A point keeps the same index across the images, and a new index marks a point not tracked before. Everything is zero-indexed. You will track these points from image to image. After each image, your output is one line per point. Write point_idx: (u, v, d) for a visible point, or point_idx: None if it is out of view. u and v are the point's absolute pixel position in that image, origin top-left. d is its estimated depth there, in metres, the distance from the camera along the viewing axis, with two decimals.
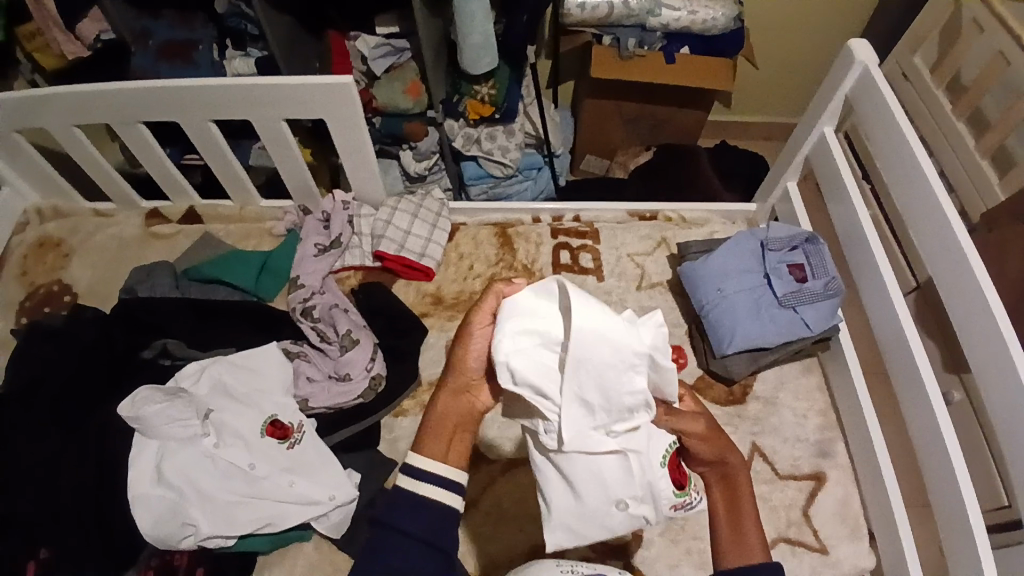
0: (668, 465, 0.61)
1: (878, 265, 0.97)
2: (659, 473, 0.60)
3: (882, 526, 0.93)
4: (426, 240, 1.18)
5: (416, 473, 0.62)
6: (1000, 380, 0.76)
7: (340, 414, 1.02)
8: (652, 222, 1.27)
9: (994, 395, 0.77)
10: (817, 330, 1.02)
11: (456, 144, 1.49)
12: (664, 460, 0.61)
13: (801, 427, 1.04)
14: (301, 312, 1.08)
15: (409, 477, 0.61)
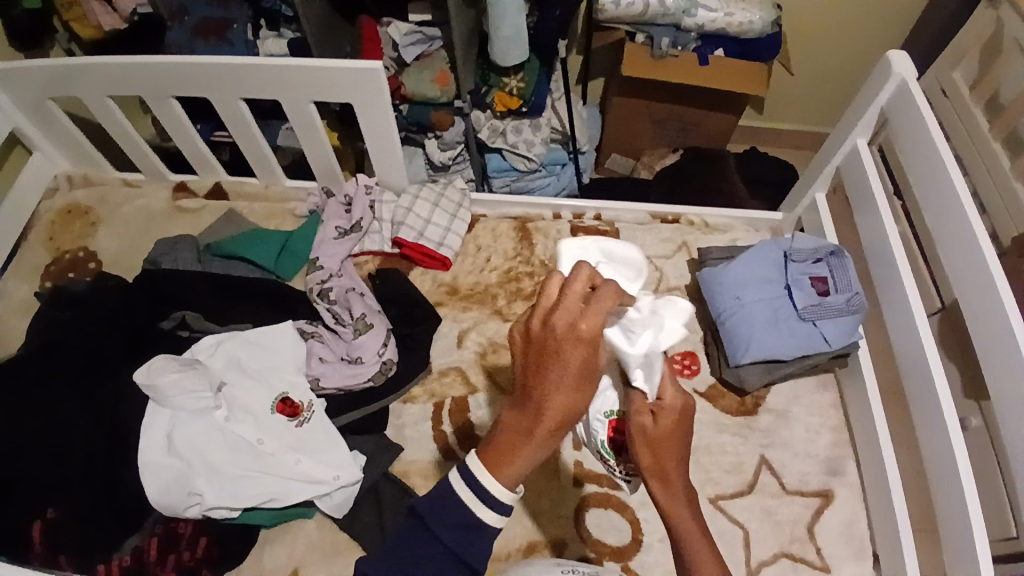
0: None
1: (903, 283, 0.94)
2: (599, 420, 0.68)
3: (888, 550, 0.91)
4: (445, 230, 1.18)
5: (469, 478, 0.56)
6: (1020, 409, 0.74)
7: (350, 397, 1.03)
8: (673, 225, 1.26)
9: (1012, 425, 0.75)
10: (836, 345, 1.00)
11: (482, 136, 1.48)
12: None
13: (812, 443, 1.03)
14: (318, 293, 1.09)
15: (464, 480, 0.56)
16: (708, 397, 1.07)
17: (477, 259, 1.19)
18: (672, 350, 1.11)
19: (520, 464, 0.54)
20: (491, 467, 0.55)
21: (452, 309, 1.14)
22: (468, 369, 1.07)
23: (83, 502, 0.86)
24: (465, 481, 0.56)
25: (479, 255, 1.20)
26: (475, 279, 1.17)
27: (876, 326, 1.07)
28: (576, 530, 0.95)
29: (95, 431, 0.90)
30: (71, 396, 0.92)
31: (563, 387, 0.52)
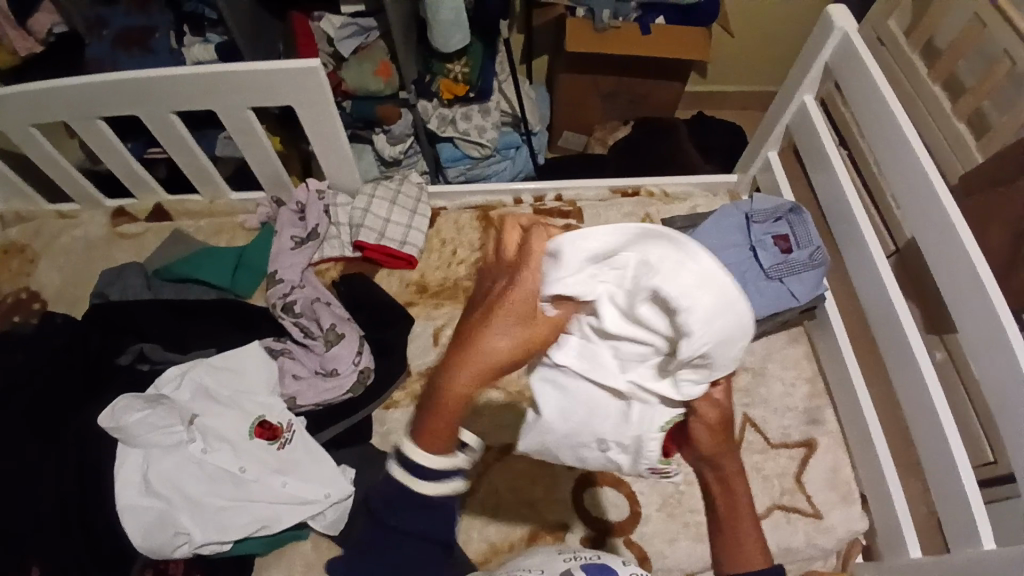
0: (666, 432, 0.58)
1: (864, 232, 0.97)
2: (654, 434, 0.57)
3: (873, 489, 0.95)
4: (407, 227, 1.15)
5: (410, 467, 0.55)
6: (985, 339, 0.78)
7: (327, 411, 1.00)
8: (634, 198, 1.27)
9: (983, 356, 0.78)
10: (804, 299, 1.02)
11: (431, 126, 1.44)
12: (664, 426, 0.57)
13: (790, 395, 1.06)
14: (282, 308, 1.05)
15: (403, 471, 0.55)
16: None
17: (443, 254, 1.17)
18: None
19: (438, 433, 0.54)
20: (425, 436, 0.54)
21: (424, 307, 1.12)
22: None
23: (61, 559, 0.80)
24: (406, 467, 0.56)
25: (444, 249, 1.18)
26: (444, 275, 1.15)
27: (838, 277, 1.10)
28: (575, 511, 0.96)
29: (63, 480, 0.85)
30: (31, 448, 0.85)
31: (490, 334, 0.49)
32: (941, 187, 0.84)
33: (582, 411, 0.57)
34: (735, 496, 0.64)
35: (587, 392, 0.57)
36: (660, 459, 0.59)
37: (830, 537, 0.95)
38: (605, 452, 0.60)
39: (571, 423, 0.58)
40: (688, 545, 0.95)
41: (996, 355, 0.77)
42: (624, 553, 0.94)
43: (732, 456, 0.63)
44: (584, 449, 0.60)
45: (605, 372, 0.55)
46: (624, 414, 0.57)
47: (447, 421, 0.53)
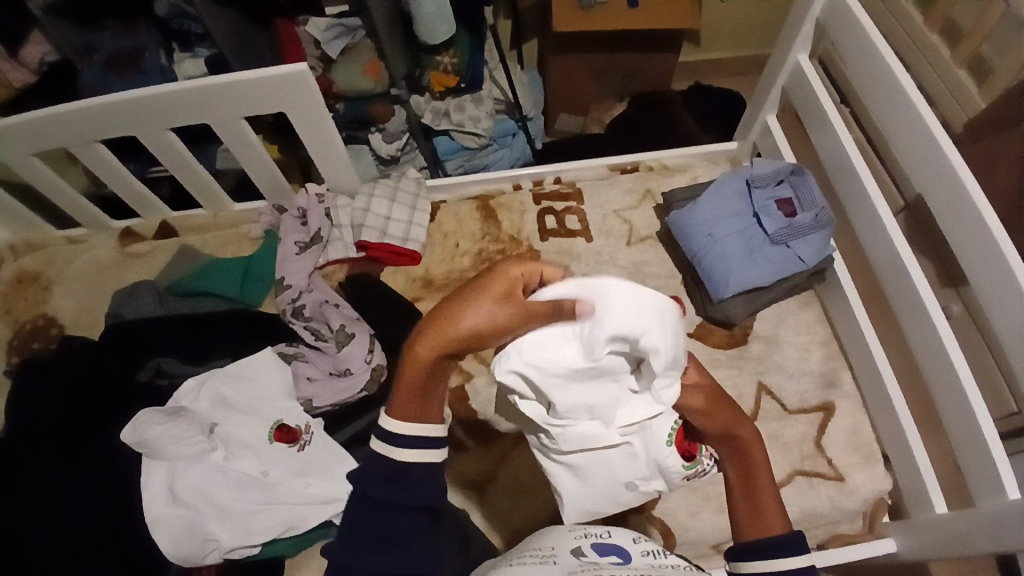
0: (676, 442, 0.56)
1: (867, 189, 0.95)
2: (665, 451, 0.56)
3: (895, 449, 0.94)
4: (408, 223, 1.16)
5: (390, 438, 0.53)
6: (997, 287, 0.77)
7: (346, 409, 0.99)
8: (634, 174, 1.26)
9: (996, 303, 0.77)
10: (812, 263, 1.01)
11: (425, 120, 1.46)
12: (670, 439, 0.56)
13: (805, 360, 1.04)
14: (291, 313, 1.07)
15: (380, 441, 0.53)
16: (698, 337, 1.07)
17: (446, 247, 1.18)
18: None
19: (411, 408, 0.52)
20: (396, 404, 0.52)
21: (431, 302, 1.12)
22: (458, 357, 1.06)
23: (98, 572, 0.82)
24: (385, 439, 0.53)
25: (447, 242, 1.18)
26: (448, 267, 1.16)
27: (845, 237, 1.09)
28: None
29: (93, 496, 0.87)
30: (61, 468, 0.88)
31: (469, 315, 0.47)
32: (941, 136, 0.82)
33: (597, 473, 0.58)
34: (755, 467, 0.56)
35: (589, 460, 0.58)
36: (685, 465, 0.57)
37: (854, 499, 0.95)
38: (638, 489, 0.59)
39: (594, 485, 0.59)
40: (711, 516, 0.95)
41: (1011, 302, 0.75)
42: (647, 528, 0.94)
43: (749, 426, 0.56)
44: (621, 496, 0.60)
45: (592, 437, 0.55)
46: (631, 453, 0.56)
47: (410, 396, 0.51)
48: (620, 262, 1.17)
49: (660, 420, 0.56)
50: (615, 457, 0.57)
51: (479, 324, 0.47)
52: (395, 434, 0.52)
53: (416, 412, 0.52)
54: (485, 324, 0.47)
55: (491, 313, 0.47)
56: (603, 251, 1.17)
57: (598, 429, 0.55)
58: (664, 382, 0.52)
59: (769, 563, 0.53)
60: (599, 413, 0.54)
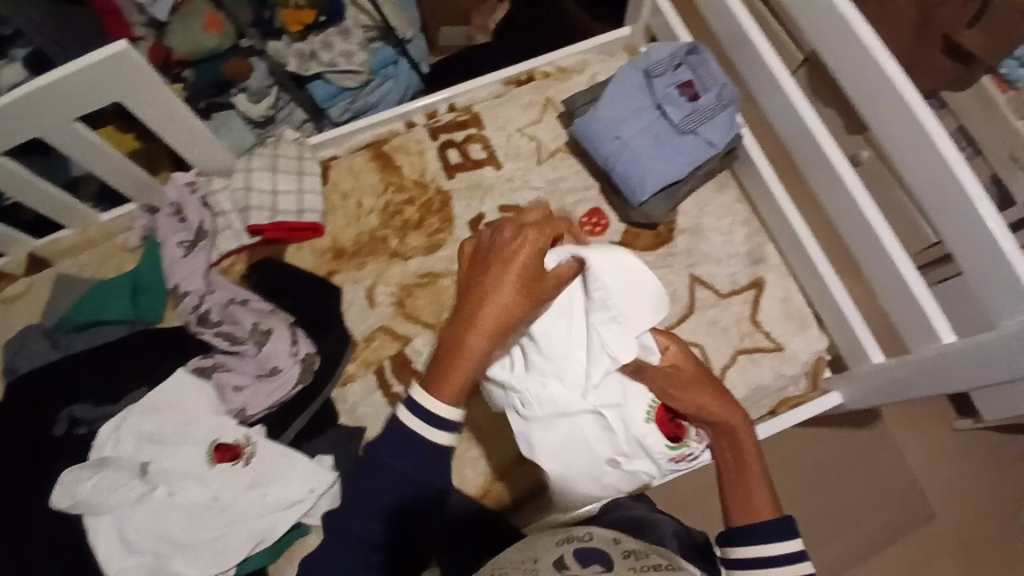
0: (654, 420, 0.66)
1: (764, 56, 0.90)
2: (644, 429, 0.66)
3: (826, 309, 0.97)
4: (299, 193, 1.05)
5: (422, 413, 0.58)
6: (905, 138, 0.74)
7: (284, 409, 0.95)
8: (530, 84, 1.18)
9: (904, 156, 0.75)
10: (721, 144, 0.97)
11: (292, 67, 1.30)
12: (648, 416, 0.66)
13: (732, 242, 1.04)
14: (197, 322, 0.98)
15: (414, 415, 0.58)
16: (626, 244, 1.05)
17: (348, 208, 1.08)
18: (577, 214, 1.07)
19: (455, 381, 0.58)
20: (436, 380, 0.58)
21: (347, 272, 1.05)
22: (391, 323, 1.02)
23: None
24: (417, 416, 0.59)
25: (348, 203, 1.09)
26: (356, 230, 1.07)
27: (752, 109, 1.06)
28: None
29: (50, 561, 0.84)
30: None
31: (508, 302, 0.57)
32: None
33: (579, 446, 0.67)
34: (743, 448, 0.64)
35: (566, 432, 0.66)
36: (671, 446, 0.67)
37: (795, 365, 0.98)
38: (621, 466, 0.68)
39: (574, 461, 0.67)
40: None
41: (912, 148, 0.74)
42: None
43: (740, 416, 0.64)
44: (604, 472, 0.68)
45: (562, 401, 0.65)
46: (607, 427, 0.66)
47: (457, 376, 0.58)
48: (535, 184, 1.10)
49: (631, 398, 0.66)
50: (588, 427, 0.66)
51: (499, 312, 0.57)
52: (429, 409, 0.58)
53: (449, 394, 0.58)
54: (507, 310, 0.57)
55: (510, 311, 0.57)
56: (516, 175, 1.10)
57: (568, 394, 0.65)
58: (625, 338, 0.63)
59: (761, 547, 0.60)
60: (567, 373, 0.65)
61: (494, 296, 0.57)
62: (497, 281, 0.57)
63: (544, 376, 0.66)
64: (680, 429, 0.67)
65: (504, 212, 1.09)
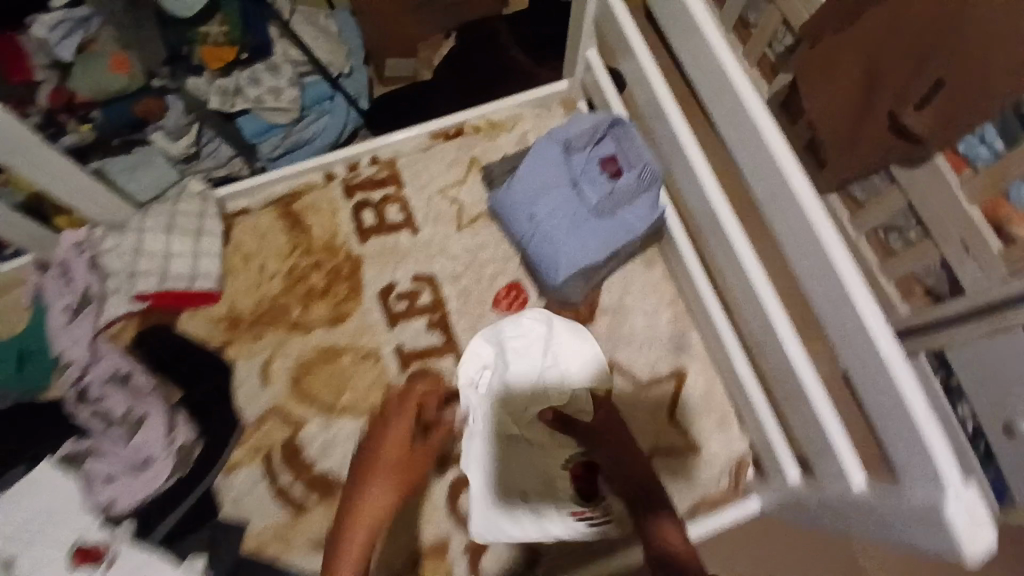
0: (569, 470, 0.91)
1: (681, 142, 0.83)
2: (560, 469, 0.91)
3: (746, 410, 0.89)
4: (193, 257, 0.98)
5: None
6: (811, 264, 0.66)
7: (155, 502, 0.89)
8: (458, 140, 1.10)
9: (811, 283, 0.67)
10: (643, 228, 0.89)
11: (214, 105, 1.22)
12: (566, 463, 0.91)
13: (655, 327, 0.96)
14: (76, 399, 0.92)
15: None
16: None
17: (250, 274, 1.01)
18: (494, 287, 1.00)
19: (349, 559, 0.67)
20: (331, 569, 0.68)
21: (243, 344, 0.98)
22: (285, 403, 0.95)
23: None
24: None
25: (250, 267, 1.02)
26: (256, 298, 1.00)
27: None
28: (452, 519, 0.90)
29: None
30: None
31: (377, 494, 0.72)
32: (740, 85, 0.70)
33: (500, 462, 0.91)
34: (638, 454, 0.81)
35: (493, 443, 0.91)
36: (578, 503, 0.89)
37: (711, 468, 0.91)
38: (538, 512, 0.88)
39: (485, 476, 0.90)
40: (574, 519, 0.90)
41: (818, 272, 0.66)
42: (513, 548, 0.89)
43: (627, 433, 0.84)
44: (517, 506, 0.88)
45: (497, 419, 0.93)
46: (530, 441, 0.92)
47: (353, 554, 0.68)
48: (452, 252, 1.02)
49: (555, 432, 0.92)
50: (514, 445, 0.92)
51: (375, 496, 0.71)
52: None
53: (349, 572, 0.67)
54: (381, 495, 0.72)
55: (382, 498, 0.72)
56: (432, 242, 1.03)
57: (509, 405, 0.94)
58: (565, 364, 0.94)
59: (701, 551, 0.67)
60: (515, 386, 0.94)
61: (369, 492, 0.71)
62: (378, 472, 0.73)
63: (497, 387, 0.94)
64: (589, 491, 0.90)
65: (418, 281, 1.01)
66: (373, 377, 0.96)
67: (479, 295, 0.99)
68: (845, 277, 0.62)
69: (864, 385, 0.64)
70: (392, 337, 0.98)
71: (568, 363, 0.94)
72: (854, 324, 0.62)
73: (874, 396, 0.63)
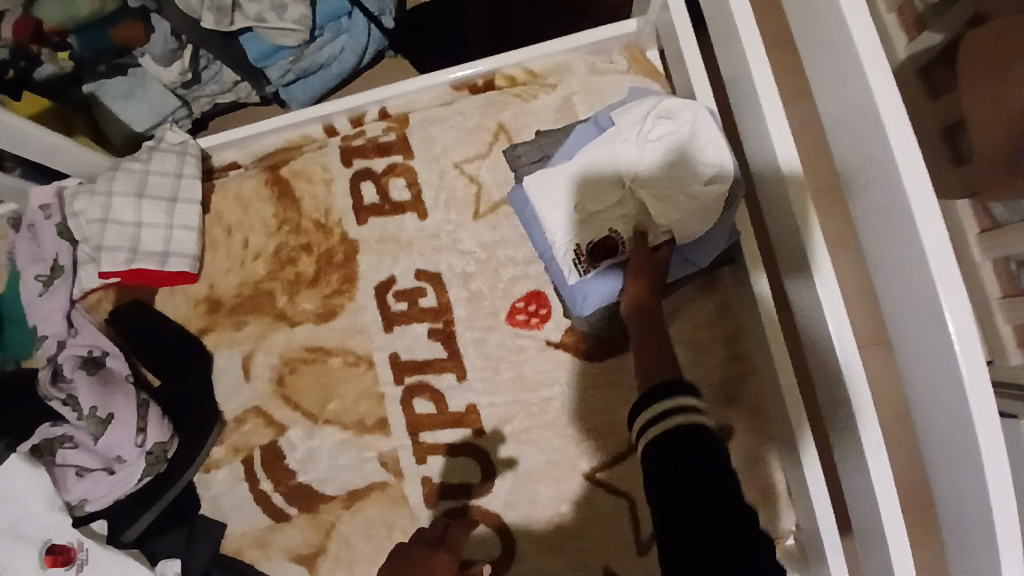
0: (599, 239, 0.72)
1: (776, 145, 0.62)
2: (582, 233, 0.72)
3: (798, 491, 0.73)
4: (167, 228, 0.87)
5: None
6: (914, 327, 0.48)
7: (131, 500, 0.83)
8: (486, 94, 0.89)
9: (913, 355, 0.49)
10: (704, 262, 0.73)
11: (208, 24, 1.01)
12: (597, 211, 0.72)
13: (700, 367, 0.79)
14: (52, 381, 0.83)
15: None
16: (562, 348, 0.81)
17: (232, 249, 0.89)
18: (510, 297, 0.83)
19: None
20: None
21: (223, 331, 0.87)
22: (265, 404, 0.85)
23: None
24: None
25: (232, 241, 0.89)
26: (239, 279, 0.88)
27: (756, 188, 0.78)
28: None
29: None
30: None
31: None
32: (867, 58, 0.50)
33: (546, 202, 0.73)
34: None
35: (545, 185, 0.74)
36: (592, 248, 0.72)
37: None
38: (561, 238, 0.73)
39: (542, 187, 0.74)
40: None
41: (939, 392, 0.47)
42: None
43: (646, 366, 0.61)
44: (552, 222, 0.73)
45: (556, 172, 0.73)
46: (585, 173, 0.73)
47: None
48: (465, 246, 0.85)
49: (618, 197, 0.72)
50: (561, 198, 0.73)
51: None
52: None
53: None
54: None
55: None
56: (443, 231, 0.86)
57: (589, 150, 0.73)
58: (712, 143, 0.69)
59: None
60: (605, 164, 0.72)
61: None
62: None
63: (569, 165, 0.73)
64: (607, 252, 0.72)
65: (422, 279, 0.85)
66: (363, 386, 0.84)
67: (492, 304, 0.84)
68: (972, 391, 0.44)
69: (951, 499, 0.49)
70: (387, 344, 0.84)
71: (672, 149, 0.71)
72: (956, 416, 0.46)
73: (971, 517, 0.47)
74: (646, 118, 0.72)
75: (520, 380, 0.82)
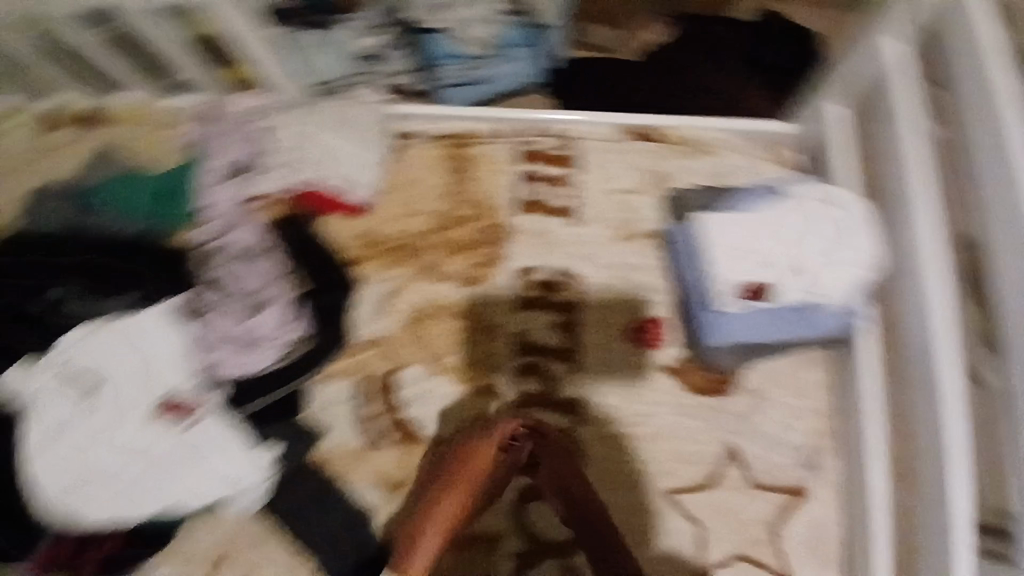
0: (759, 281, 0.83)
1: (924, 259, 0.75)
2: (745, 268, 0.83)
3: (853, 561, 0.86)
4: (357, 163, 0.98)
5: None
6: None
7: (257, 380, 0.89)
8: (650, 146, 1.01)
9: None
10: (827, 332, 0.85)
11: (415, 12, 1.17)
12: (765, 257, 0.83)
13: (786, 431, 0.92)
14: (207, 255, 0.94)
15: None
16: (674, 373, 0.93)
17: (401, 200, 0.99)
18: (636, 317, 0.94)
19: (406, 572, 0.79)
20: None
21: (374, 267, 0.97)
22: (394, 341, 0.96)
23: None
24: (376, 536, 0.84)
25: (404, 194, 0.99)
26: (401, 228, 0.98)
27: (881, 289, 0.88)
28: (512, 523, 0.88)
29: None
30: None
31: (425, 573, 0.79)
32: None
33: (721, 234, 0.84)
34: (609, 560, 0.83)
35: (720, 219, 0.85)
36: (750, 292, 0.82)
37: None
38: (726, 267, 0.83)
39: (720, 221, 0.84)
40: None
41: None
42: None
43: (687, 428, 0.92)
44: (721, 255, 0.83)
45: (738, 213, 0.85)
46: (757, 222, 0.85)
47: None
48: (607, 262, 0.96)
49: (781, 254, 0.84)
50: (732, 234, 0.84)
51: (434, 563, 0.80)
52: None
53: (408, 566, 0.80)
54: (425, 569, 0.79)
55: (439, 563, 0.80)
56: (592, 246, 0.97)
57: (763, 205, 0.86)
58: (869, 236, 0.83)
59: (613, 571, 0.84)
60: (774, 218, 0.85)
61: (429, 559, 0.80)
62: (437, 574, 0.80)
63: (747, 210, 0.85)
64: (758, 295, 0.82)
65: (564, 276, 0.96)
66: (484, 352, 0.95)
67: (619, 321, 0.94)
68: None
69: None
70: (517, 322, 0.95)
71: (838, 228, 0.83)
72: None
73: None
74: (817, 200, 0.86)
75: (627, 394, 0.92)
